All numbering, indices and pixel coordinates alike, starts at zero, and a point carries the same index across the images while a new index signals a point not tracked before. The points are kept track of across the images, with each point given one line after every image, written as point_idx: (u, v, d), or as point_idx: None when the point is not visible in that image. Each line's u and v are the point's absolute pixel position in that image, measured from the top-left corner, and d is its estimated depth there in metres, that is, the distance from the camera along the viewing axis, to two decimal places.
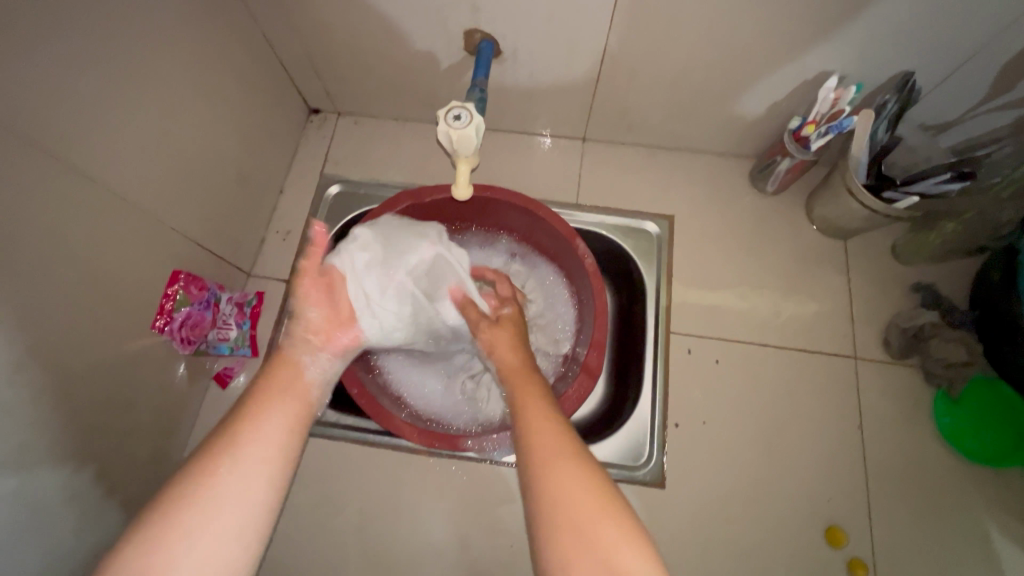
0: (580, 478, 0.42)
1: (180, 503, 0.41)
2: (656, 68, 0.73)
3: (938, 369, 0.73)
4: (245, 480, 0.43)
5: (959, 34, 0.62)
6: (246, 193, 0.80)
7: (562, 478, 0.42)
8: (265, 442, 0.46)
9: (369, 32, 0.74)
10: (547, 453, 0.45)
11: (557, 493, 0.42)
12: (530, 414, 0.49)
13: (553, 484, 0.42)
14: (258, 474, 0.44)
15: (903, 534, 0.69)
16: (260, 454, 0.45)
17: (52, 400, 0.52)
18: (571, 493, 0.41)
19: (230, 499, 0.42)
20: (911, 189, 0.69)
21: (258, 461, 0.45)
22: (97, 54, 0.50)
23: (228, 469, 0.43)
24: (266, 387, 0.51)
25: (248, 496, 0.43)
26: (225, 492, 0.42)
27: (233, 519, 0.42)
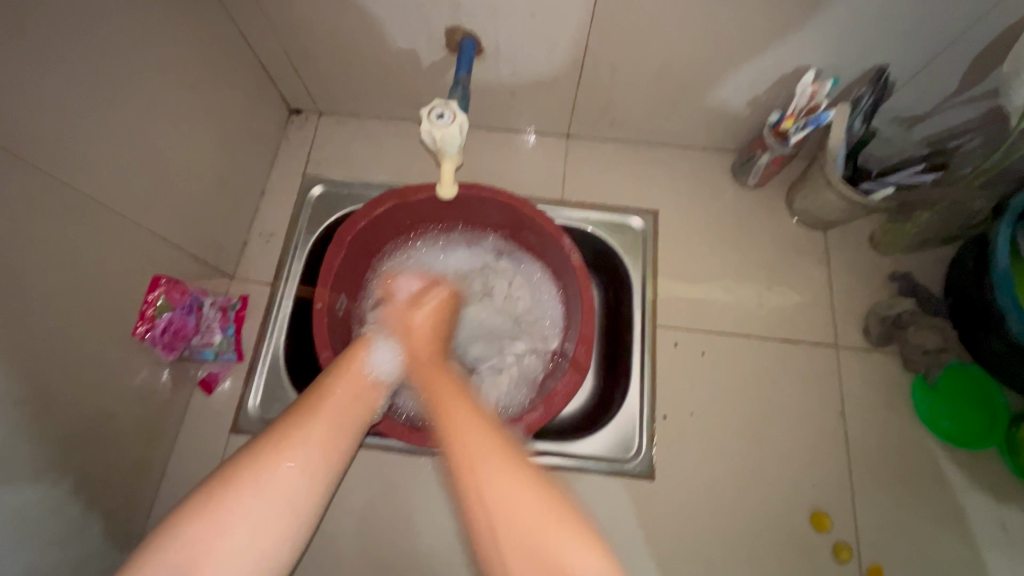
0: (518, 489, 0.42)
1: (228, 497, 0.40)
2: (638, 63, 0.73)
3: (917, 355, 0.74)
4: (303, 473, 0.43)
5: (931, 29, 0.64)
6: (227, 195, 0.79)
7: (494, 479, 0.42)
8: (320, 434, 0.45)
9: (350, 29, 0.74)
10: (479, 464, 0.44)
11: (492, 500, 0.41)
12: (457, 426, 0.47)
13: (480, 486, 0.42)
14: (312, 466, 0.43)
15: (886, 516, 0.71)
16: (319, 445, 0.44)
17: (31, 410, 0.51)
18: (504, 495, 0.42)
19: (278, 489, 0.42)
20: (888, 179, 0.71)
21: (316, 450, 0.44)
22: (68, 54, 0.49)
23: (294, 460, 0.43)
24: (339, 389, 0.50)
25: (299, 493, 0.42)
26: (280, 483, 0.42)
27: (281, 512, 0.41)
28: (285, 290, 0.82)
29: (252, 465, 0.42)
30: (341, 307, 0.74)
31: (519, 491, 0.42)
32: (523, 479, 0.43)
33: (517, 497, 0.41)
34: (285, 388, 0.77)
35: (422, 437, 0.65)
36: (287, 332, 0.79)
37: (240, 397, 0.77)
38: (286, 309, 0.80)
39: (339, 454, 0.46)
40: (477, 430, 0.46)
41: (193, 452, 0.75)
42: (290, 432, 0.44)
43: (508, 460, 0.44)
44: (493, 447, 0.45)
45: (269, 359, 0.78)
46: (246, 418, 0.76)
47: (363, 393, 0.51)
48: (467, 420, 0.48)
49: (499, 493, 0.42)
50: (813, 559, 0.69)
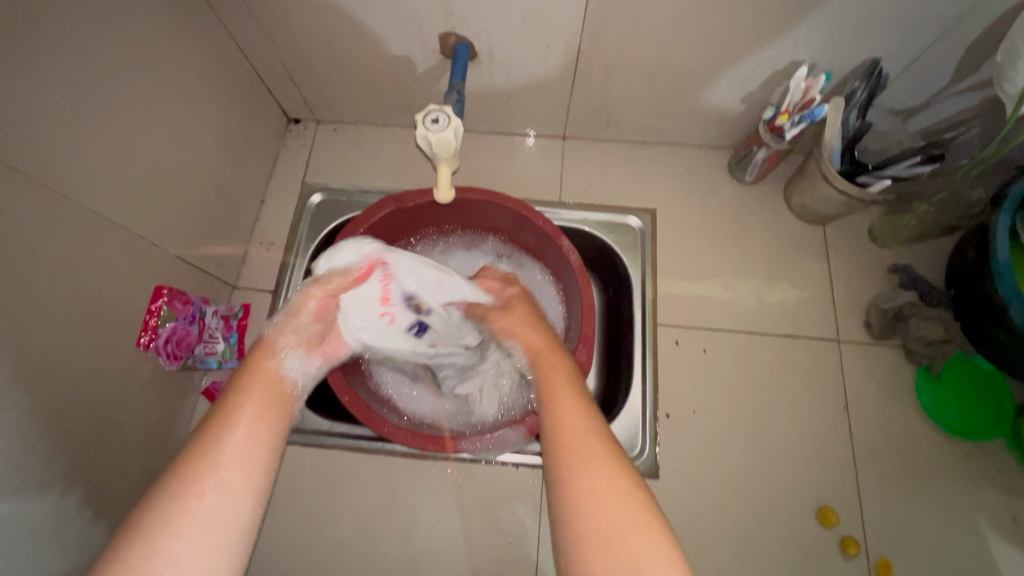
0: (618, 488, 0.39)
1: (152, 538, 0.35)
2: (631, 64, 0.74)
3: (919, 347, 0.74)
4: (224, 501, 0.38)
5: (922, 21, 0.64)
6: (227, 205, 0.80)
7: (594, 485, 0.39)
8: (237, 460, 0.40)
9: (344, 38, 0.74)
10: (588, 469, 0.40)
11: (589, 501, 0.38)
12: (564, 410, 0.45)
13: (579, 485, 0.39)
14: (234, 496, 0.39)
15: (893, 510, 0.70)
16: (236, 471, 0.40)
17: (38, 422, 0.51)
18: (604, 505, 0.38)
19: (207, 525, 0.37)
20: (885, 173, 0.70)
21: (235, 474, 0.40)
22: (69, 72, 0.50)
23: (209, 490, 0.38)
24: (252, 389, 0.46)
25: (227, 525, 0.38)
26: (205, 518, 0.37)
27: (207, 552, 0.36)
28: (287, 297, 0.82)
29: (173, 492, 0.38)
30: None
31: (622, 503, 0.38)
32: (628, 495, 0.38)
33: (613, 503, 0.38)
34: None
35: (425, 440, 0.65)
36: None
37: None
38: None
39: (261, 473, 0.41)
40: (579, 420, 0.44)
41: None
42: (201, 455, 0.40)
43: (615, 468, 0.40)
44: (600, 453, 0.41)
45: None
46: None
47: (275, 397, 0.46)
48: (571, 404, 0.46)
49: (602, 499, 0.38)
50: (820, 554, 0.69)
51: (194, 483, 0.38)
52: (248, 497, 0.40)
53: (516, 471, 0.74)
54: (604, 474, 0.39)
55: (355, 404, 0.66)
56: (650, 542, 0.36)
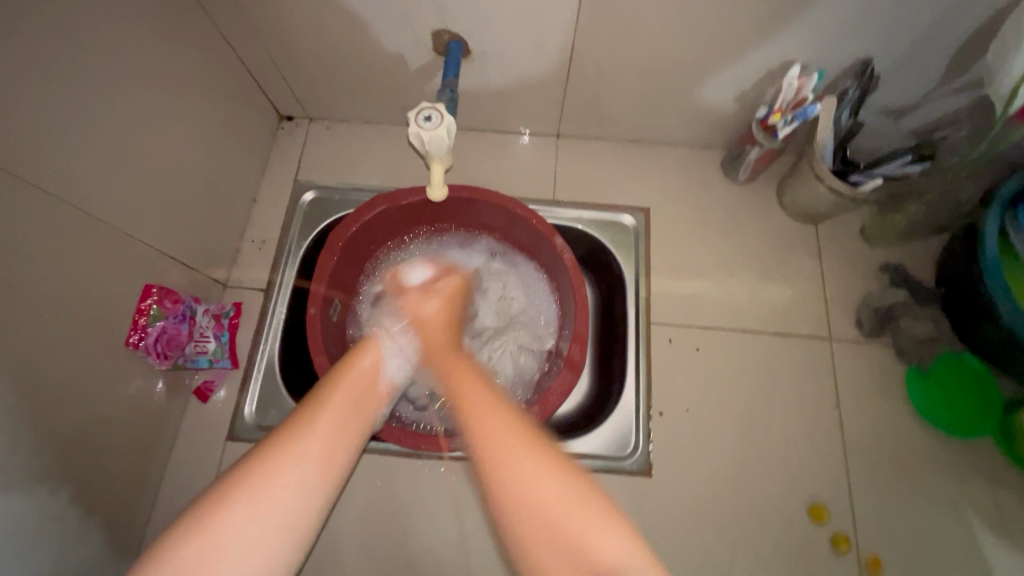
0: (543, 470, 0.42)
1: (235, 507, 0.38)
2: (625, 62, 0.73)
3: (909, 345, 0.75)
4: (296, 495, 0.40)
5: (914, 21, 0.64)
6: (218, 203, 0.79)
7: (523, 474, 0.42)
8: (315, 455, 0.42)
9: (336, 34, 0.74)
10: (516, 466, 0.42)
11: (519, 495, 0.41)
12: (476, 410, 0.48)
13: (508, 480, 0.42)
14: (303, 491, 0.40)
15: (884, 506, 0.71)
16: (313, 467, 0.41)
17: (26, 422, 0.51)
18: (534, 490, 0.41)
19: (276, 508, 0.39)
20: (876, 171, 0.71)
21: (312, 464, 0.42)
22: (55, 67, 0.49)
23: (289, 479, 0.40)
24: (342, 388, 0.49)
25: (289, 519, 0.39)
26: (274, 510, 0.39)
27: (272, 536, 0.38)
28: (278, 296, 0.82)
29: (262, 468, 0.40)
30: (335, 312, 0.74)
31: (550, 481, 0.41)
32: (554, 473, 0.42)
33: (544, 484, 0.41)
34: (281, 395, 0.77)
35: (417, 438, 0.65)
36: (282, 337, 0.79)
37: (235, 406, 0.76)
38: (279, 316, 0.81)
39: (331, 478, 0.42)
40: (494, 413, 0.47)
41: (191, 461, 0.75)
42: (292, 437, 0.43)
43: (540, 453, 0.44)
44: (521, 441, 0.44)
45: (264, 365, 0.78)
46: (243, 425, 0.75)
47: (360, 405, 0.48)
48: (489, 399, 0.49)
49: (533, 487, 0.41)
50: (812, 551, 0.69)
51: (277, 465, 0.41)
52: (322, 493, 0.41)
53: None
54: (529, 460, 0.43)
55: None
56: (590, 521, 0.40)
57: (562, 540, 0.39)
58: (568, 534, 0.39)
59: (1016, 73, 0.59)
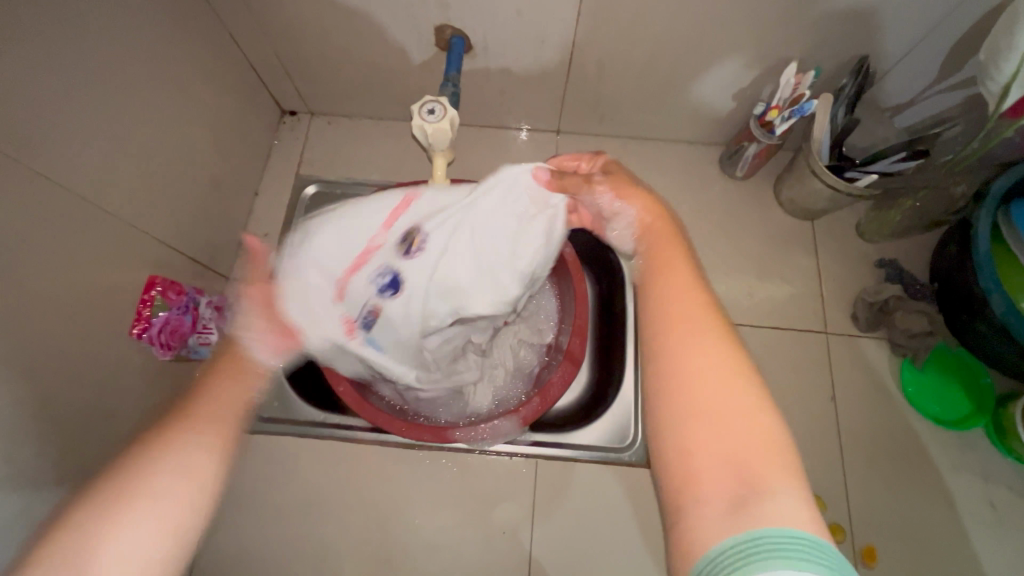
0: (719, 362, 0.36)
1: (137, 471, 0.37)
2: (625, 58, 0.74)
3: (903, 340, 0.75)
4: (188, 472, 0.38)
5: (908, 20, 0.65)
6: (221, 196, 0.79)
7: (694, 362, 0.36)
8: (199, 437, 0.40)
9: (339, 29, 0.74)
10: (686, 337, 0.37)
11: (683, 378, 0.36)
12: (670, 280, 0.41)
13: (680, 359, 0.37)
14: (195, 469, 0.38)
15: (878, 497, 0.72)
16: (199, 446, 0.39)
17: (32, 409, 0.51)
18: (705, 382, 0.35)
19: (167, 496, 0.36)
20: (870, 168, 0.71)
21: (199, 452, 0.39)
22: (62, 58, 0.49)
23: (172, 465, 0.38)
24: (220, 368, 0.49)
25: (193, 490, 0.38)
26: (163, 489, 0.36)
27: (171, 515, 0.36)
28: None
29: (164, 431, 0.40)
30: None
31: (721, 374, 0.35)
32: (737, 383, 0.35)
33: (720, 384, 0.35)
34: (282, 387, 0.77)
35: (421, 430, 0.65)
36: None
37: None
38: None
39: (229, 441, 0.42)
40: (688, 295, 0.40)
41: None
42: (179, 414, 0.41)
43: (722, 353, 0.36)
44: (700, 323, 0.38)
45: None
46: None
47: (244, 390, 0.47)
48: (684, 280, 0.41)
49: (703, 370, 0.35)
50: None
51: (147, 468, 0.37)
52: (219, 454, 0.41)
53: (510, 461, 0.74)
54: (708, 346, 0.36)
55: (352, 396, 0.66)
56: (757, 434, 0.32)
57: (721, 436, 0.33)
58: (734, 439, 0.32)
59: (1007, 70, 0.60)
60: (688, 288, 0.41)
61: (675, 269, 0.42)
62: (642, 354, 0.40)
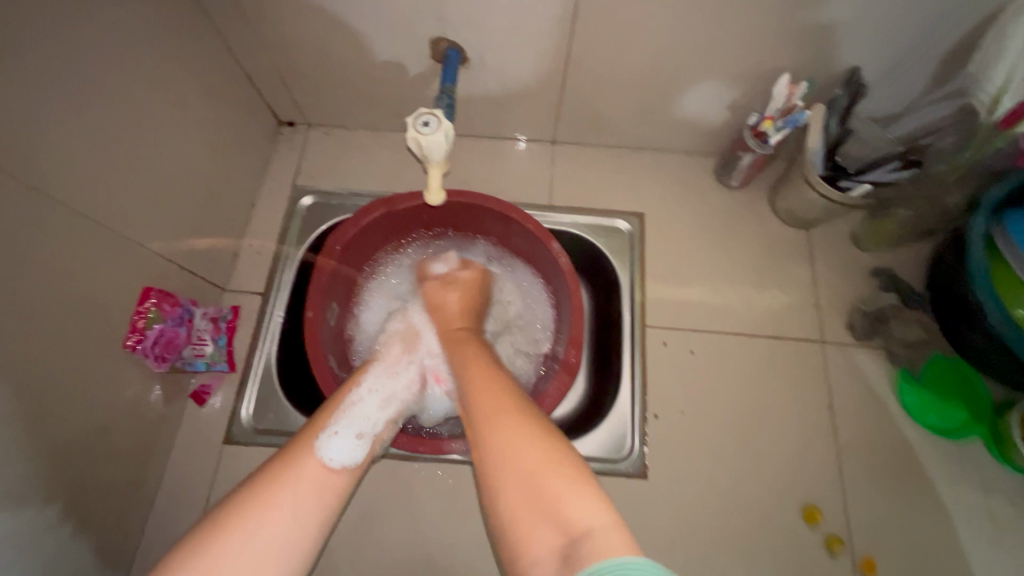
0: (525, 439, 0.43)
1: (247, 513, 0.42)
2: (619, 70, 0.75)
3: (899, 348, 0.78)
4: (298, 515, 0.43)
5: (898, 33, 0.66)
6: (217, 207, 0.79)
7: (505, 441, 0.44)
8: (314, 478, 0.47)
9: (335, 42, 0.75)
10: (495, 430, 0.45)
11: (503, 457, 0.43)
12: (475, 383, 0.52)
13: (495, 442, 0.44)
14: (302, 514, 0.44)
15: (877, 508, 0.71)
16: (311, 488, 0.46)
17: (25, 423, 0.51)
18: (516, 458, 0.42)
19: (277, 530, 0.42)
20: (864, 177, 0.72)
21: (309, 496, 0.45)
22: (58, 72, 0.50)
23: (289, 500, 0.44)
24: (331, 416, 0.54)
25: (295, 535, 0.43)
26: (278, 525, 0.42)
27: (275, 557, 0.41)
28: (277, 300, 0.82)
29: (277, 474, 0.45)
30: (333, 316, 0.75)
31: (538, 450, 0.42)
32: (545, 447, 0.42)
33: (530, 451, 0.42)
34: (278, 398, 0.77)
35: (415, 441, 0.65)
36: (280, 341, 0.80)
37: (232, 410, 0.77)
38: (277, 319, 0.81)
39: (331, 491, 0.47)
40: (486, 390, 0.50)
41: (187, 465, 0.75)
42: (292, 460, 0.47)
43: (532, 433, 0.44)
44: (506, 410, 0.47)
45: (262, 370, 0.78)
46: (240, 429, 0.76)
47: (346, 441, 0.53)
48: (486, 379, 0.52)
49: (516, 450, 0.43)
50: (807, 554, 0.69)
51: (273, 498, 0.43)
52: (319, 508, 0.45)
53: None
54: (510, 427, 0.44)
55: None
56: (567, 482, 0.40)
57: (534, 494, 0.40)
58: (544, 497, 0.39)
59: (997, 80, 0.62)
60: (491, 390, 0.50)
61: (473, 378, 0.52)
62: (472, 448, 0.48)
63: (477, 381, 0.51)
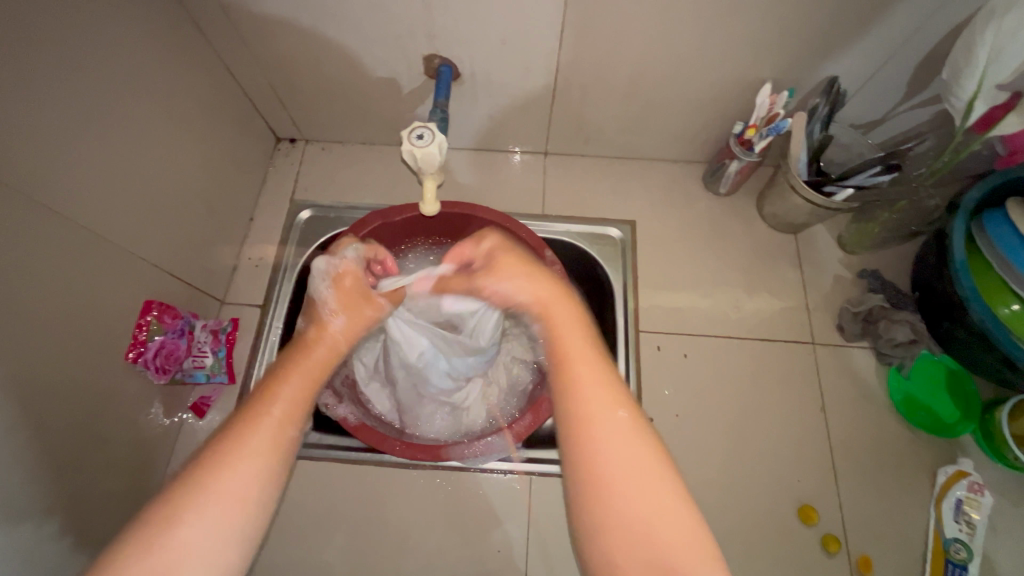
0: (630, 434, 0.40)
1: (174, 517, 0.36)
2: (605, 84, 0.78)
3: (889, 348, 0.77)
4: (224, 522, 0.37)
5: (871, 43, 0.69)
6: (216, 221, 0.81)
7: (612, 456, 0.39)
8: (264, 451, 0.40)
9: (330, 60, 0.78)
10: (599, 429, 0.41)
11: (608, 463, 0.39)
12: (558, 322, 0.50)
13: (599, 441, 0.40)
14: (224, 522, 0.37)
15: (871, 507, 0.72)
16: (249, 476, 0.39)
17: (27, 435, 0.51)
18: (624, 459, 0.39)
19: (207, 540, 0.36)
20: (847, 182, 0.75)
21: (243, 490, 0.38)
22: (66, 97, 0.52)
23: (211, 511, 0.37)
24: (291, 378, 0.46)
25: (222, 545, 0.36)
26: (204, 539, 0.36)
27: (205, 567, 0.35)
28: (276, 311, 0.83)
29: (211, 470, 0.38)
30: None
31: (642, 460, 0.39)
32: (655, 469, 0.39)
33: (628, 455, 0.39)
34: None
35: (414, 449, 0.67)
36: (278, 353, 0.80)
37: (231, 421, 0.77)
38: (275, 331, 0.82)
39: (282, 454, 0.42)
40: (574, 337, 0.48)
41: None
42: (225, 446, 0.40)
43: (637, 438, 0.40)
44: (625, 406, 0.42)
45: (260, 382, 0.79)
46: None
47: (298, 413, 0.44)
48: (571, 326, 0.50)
49: (626, 469, 0.39)
50: (803, 553, 0.70)
51: (190, 507, 0.36)
52: (265, 495, 0.39)
53: (505, 478, 0.74)
54: (622, 434, 0.40)
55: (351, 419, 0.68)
56: (670, 505, 0.37)
57: (651, 550, 0.36)
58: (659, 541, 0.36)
59: (970, 85, 0.64)
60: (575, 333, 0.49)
61: (572, 363, 0.46)
62: (561, 425, 0.43)
63: (573, 338, 0.48)
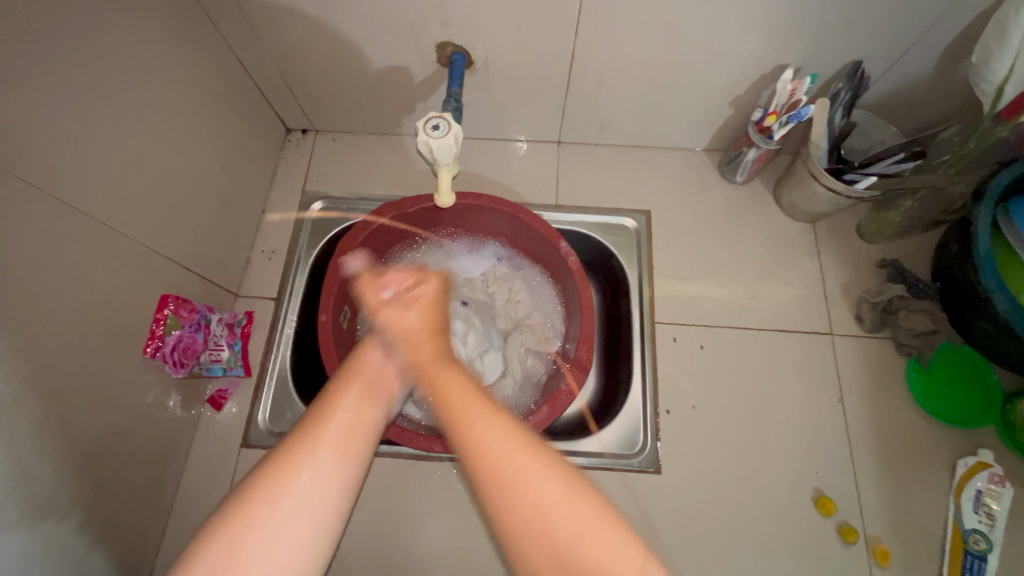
0: (548, 474, 0.38)
1: (242, 526, 0.37)
2: (621, 72, 0.76)
3: (909, 339, 0.76)
4: (311, 507, 0.39)
5: (898, 27, 0.67)
6: (229, 214, 0.81)
7: (539, 494, 0.37)
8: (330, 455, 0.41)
9: (341, 50, 0.76)
10: (500, 458, 0.39)
11: (522, 501, 0.37)
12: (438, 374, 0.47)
13: (514, 492, 0.38)
14: (297, 535, 0.38)
15: (890, 498, 0.72)
16: (332, 452, 0.41)
17: (47, 429, 0.52)
18: (536, 504, 0.37)
19: (301, 525, 0.38)
20: (870, 170, 0.73)
21: (327, 466, 0.40)
22: (80, 90, 0.52)
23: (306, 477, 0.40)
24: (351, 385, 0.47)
25: (313, 526, 0.39)
26: (289, 521, 0.38)
27: (301, 534, 0.38)
28: (290, 304, 0.83)
29: (273, 480, 0.39)
30: (346, 319, 0.75)
31: (557, 490, 0.38)
32: (573, 498, 0.38)
33: (544, 488, 0.38)
34: (293, 400, 0.78)
35: (429, 441, 0.67)
36: (294, 345, 0.81)
37: (248, 414, 0.77)
38: (290, 323, 0.82)
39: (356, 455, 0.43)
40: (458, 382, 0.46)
41: (204, 469, 0.75)
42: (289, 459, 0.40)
43: (544, 466, 0.39)
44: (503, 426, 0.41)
45: (276, 374, 0.79)
46: (256, 432, 0.76)
47: (374, 396, 0.47)
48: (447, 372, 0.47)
49: (609, 564, 0.36)
50: (820, 544, 0.70)
51: (280, 494, 0.38)
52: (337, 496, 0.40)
53: None
54: (536, 476, 0.38)
55: None
56: (599, 533, 0.37)
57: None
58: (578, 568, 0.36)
59: (1001, 70, 0.62)
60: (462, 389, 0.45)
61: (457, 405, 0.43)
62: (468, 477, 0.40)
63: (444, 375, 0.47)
